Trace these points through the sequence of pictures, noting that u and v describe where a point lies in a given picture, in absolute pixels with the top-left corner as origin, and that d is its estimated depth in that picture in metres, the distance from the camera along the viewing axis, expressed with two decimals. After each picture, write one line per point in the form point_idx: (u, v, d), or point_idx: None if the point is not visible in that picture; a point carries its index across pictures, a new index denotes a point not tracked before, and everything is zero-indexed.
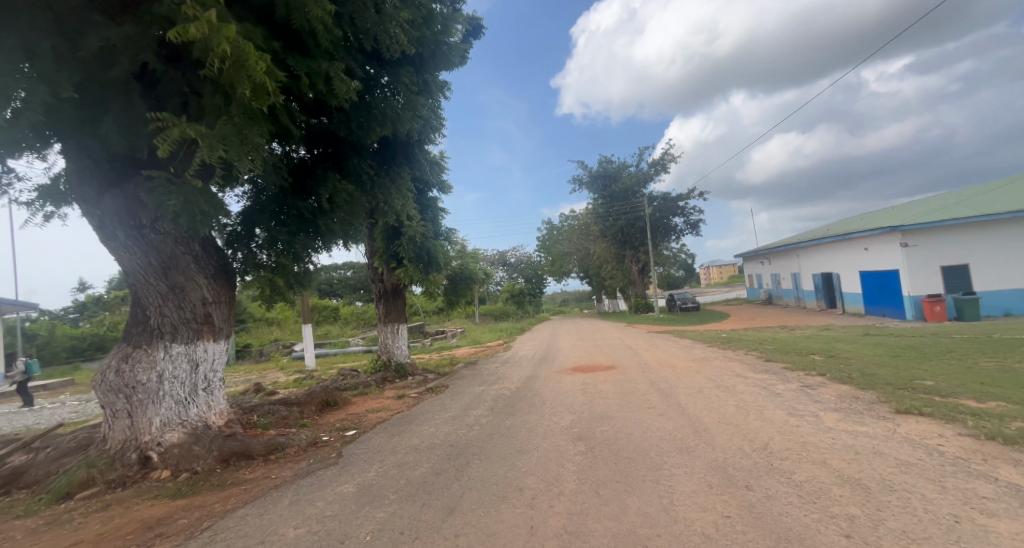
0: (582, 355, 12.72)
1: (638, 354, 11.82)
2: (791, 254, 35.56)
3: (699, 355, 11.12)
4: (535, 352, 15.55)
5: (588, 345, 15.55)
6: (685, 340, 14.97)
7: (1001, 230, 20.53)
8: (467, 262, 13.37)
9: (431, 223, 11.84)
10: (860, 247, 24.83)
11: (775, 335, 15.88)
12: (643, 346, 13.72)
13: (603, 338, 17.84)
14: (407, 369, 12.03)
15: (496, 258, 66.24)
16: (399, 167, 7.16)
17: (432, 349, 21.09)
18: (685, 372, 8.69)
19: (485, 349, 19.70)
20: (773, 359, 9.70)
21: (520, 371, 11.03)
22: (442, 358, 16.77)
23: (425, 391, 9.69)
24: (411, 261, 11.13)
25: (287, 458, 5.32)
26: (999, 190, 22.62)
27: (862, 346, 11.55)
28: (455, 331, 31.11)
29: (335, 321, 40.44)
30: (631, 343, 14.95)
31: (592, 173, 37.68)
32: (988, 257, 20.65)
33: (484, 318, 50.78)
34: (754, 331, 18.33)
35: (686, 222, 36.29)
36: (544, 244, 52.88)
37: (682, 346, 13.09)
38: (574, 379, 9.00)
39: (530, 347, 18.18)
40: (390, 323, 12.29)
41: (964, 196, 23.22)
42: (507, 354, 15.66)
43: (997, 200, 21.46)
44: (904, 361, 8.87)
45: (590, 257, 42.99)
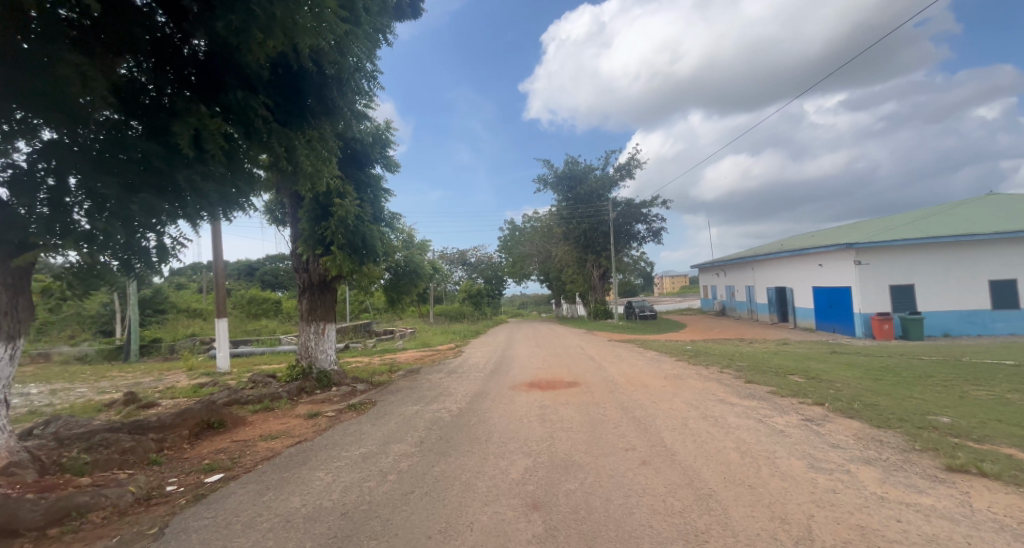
0: (539, 367, 11.29)
1: (603, 369, 10.52)
2: (747, 267, 36.01)
3: (669, 371, 9.97)
4: (487, 360, 13.95)
5: (547, 355, 14.14)
6: (649, 352, 13.87)
7: (946, 253, 20.68)
8: (413, 255, 11.58)
9: (369, 205, 10.08)
10: (815, 263, 24.97)
11: (740, 349, 15.16)
12: (607, 358, 12.48)
13: (563, 346, 16.50)
14: (331, 378, 10.10)
15: (455, 257, 64.19)
16: (317, 120, 5.42)
17: (375, 352, 19.02)
18: (660, 395, 7.38)
19: (433, 354, 17.86)
20: (753, 380, 8.64)
21: (466, 385, 9.37)
22: (382, 363, 14.82)
23: (345, 408, 7.84)
24: (341, 249, 9.21)
25: (80, 534, 3.25)
26: (947, 212, 22.74)
27: (837, 366, 10.79)
28: (405, 332, 29.01)
29: (274, 315, 37.08)
30: (593, 354, 13.68)
31: (557, 173, 36.70)
32: (932, 279, 20.80)
33: (438, 318, 48.68)
34: (717, 344, 17.66)
35: (649, 229, 36.01)
36: (505, 245, 51.56)
37: (648, 360, 11.94)
38: (530, 399, 7.47)
39: (483, 353, 16.56)
40: (315, 322, 10.32)
41: (915, 217, 23.39)
42: (457, 361, 13.97)
43: (946, 222, 21.68)
44: (894, 387, 7.99)
45: (551, 260, 42.01)
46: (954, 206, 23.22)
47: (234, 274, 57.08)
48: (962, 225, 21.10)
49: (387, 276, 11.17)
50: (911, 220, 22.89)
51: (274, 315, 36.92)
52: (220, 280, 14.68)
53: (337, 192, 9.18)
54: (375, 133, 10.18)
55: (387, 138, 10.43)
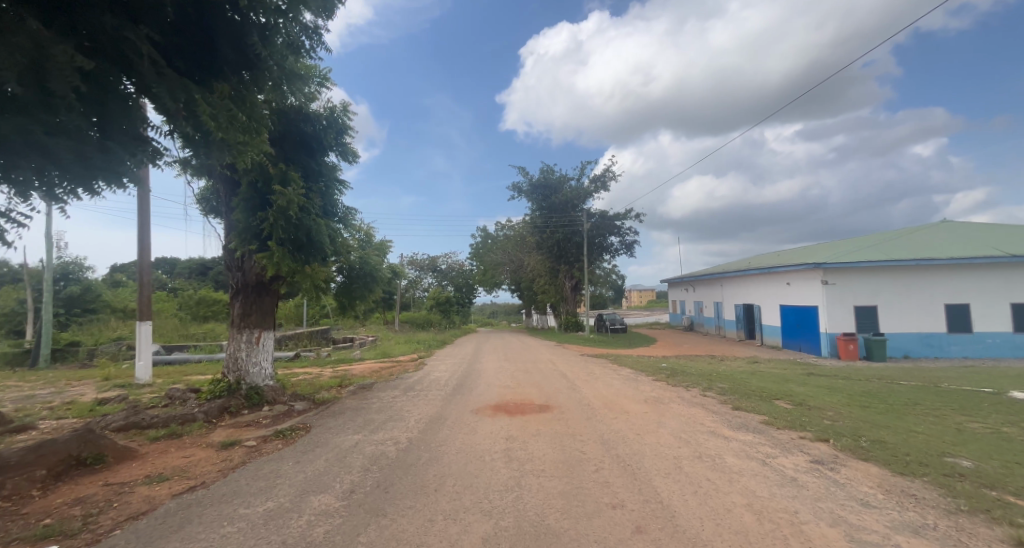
0: (505, 386, 10.19)
1: (577, 389, 9.54)
2: (717, 284, 36.27)
3: (649, 394, 9.08)
4: (449, 375, 12.69)
5: (516, 371, 13.08)
6: (624, 370, 13.02)
7: (908, 275, 20.57)
8: (369, 255, 10.30)
9: (318, 196, 8.85)
10: (783, 281, 25.06)
11: (716, 368, 14.52)
12: (580, 377, 11.52)
13: (533, 361, 15.49)
14: (263, 396, 8.73)
15: (425, 263, 62.53)
16: (233, 73, 4.35)
17: (328, 363, 17.39)
18: (643, 425, 6.42)
19: (394, 366, 16.48)
20: (741, 406, 7.83)
21: (421, 406, 8.17)
22: (333, 378, 13.33)
23: (270, 436, 6.59)
24: (282, 244, 7.92)
25: None
26: (909, 235, 22.89)
27: (820, 390, 10.15)
28: (365, 341, 27.29)
29: (222, 319, 34.50)
30: (565, 371, 12.72)
31: (532, 182, 36.06)
32: (895, 300, 20.65)
33: (403, 326, 46.81)
34: (691, 362, 17.08)
35: (622, 242, 35.78)
36: (477, 253, 50.43)
37: (625, 379, 11.05)
38: (495, 429, 6.39)
39: (447, 366, 15.29)
40: (248, 329, 8.98)
41: (879, 238, 23.30)
42: (416, 376, 12.68)
43: (909, 245, 21.58)
44: (890, 418, 7.33)
45: (523, 270, 41.18)
46: (916, 229, 23.19)
47: (185, 273, 53.32)
48: (923, 248, 21.08)
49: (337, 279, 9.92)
50: (876, 241, 22.97)
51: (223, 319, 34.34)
52: (147, 278, 12.95)
53: (280, 179, 7.94)
54: (329, 115, 8.96)
55: (341, 120, 9.18)
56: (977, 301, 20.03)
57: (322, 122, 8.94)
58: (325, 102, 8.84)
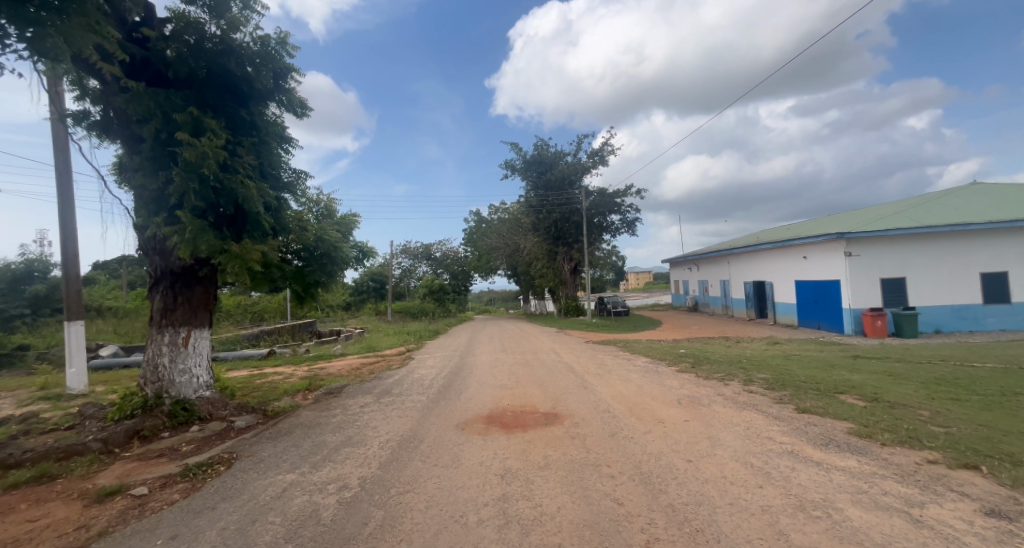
0: (501, 386, 8.42)
1: (590, 389, 7.76)
2: (723, 261, 34.63)
3: (680, 391, 7.28)
4: (434, 373, 10.88)
5: (514, 365, 11.31)
6: (639, 360, 11.29)
7: (939, 243, 18.82)
8: (327, 230, 8.37)
9: (252, 153, 6.84)
10: (798, 255, 23.27)
11: (740, 354, 12.79)
12: (590, 371, 9.74)
13: (534, 352, 13.74)
14: (194, 412, 6.89)
15: (418, 251, 60.74)
16: None
17: (304, 361, 15.62)
18: (692, 445, 4.59)
19: (378, 363, 14.72)
20: (807, 405, 6.01)
21: (392, 420, 6.38)
22: (302, 381, 11.51)
23: (174, 476, 4.72)
24: (197, 215, 5.99)
25: None
26: (936, 200, 21.09)
27: (882, 375, 8.36)
28: (352, 333, 25.59)
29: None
30: (570, 363, 10.98)
31: (526, 159, 33.89)
32: (926, 271, 18.90)
33: (397, 316, 45.15)
34: (708, 346, 15.40)
35: (622, 220, 33.90)
36: (470, 238, 48.55)
37: (644, 373, 9.28)
38: (485, 460, 4.56)
39: (436, 362, 13.50)
40: (173, 327, 7.09)
41: (901, 205, 21.51)
42: (397, 375, 10.88)
43: (937, 210, 19.78)
44: (1008, 416, 5.54)
45: (518, 253, 39.36)
46: (942, 193, 21.39)
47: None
48: (952, 213, 19.32)
49: (293, 265, 7.98)
50: (900, 208, 21.12)
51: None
52: (72, 271, 11.40)
53: (191, 128, 6.00)
54: (261, 47, 6.93)
55: (275, 55, 7.14)
56: (1014, 269, 18.41)
57: (253, 60, 6.94)
58: (255, 31, 6.81)
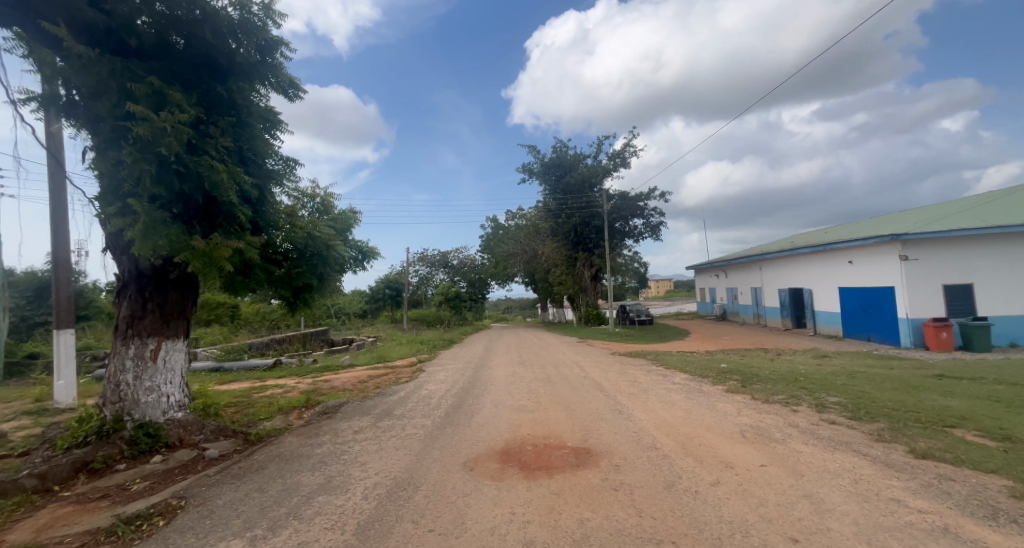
0: (519, 409, 7.22)
1: (626, 415, 6.45)
2: (755, 267, 32.68)
3: (740, 419, 5.90)
4: (445, 389, 9.71)
5: (534, 381, 10.09)
6: (676, 376, 9.89)
7: (1011, 246, 16.89)
8: (320, 225, 7.33)
9: (230, 134, 5.86)
10: (843, 260, 21.56)
11: (792, 369, 11.22)
12: (624, 390, 8.40)
13: (556, 366, 12.45)
14: (161, 436, 5.89)
15: (436, 259, 60.21)
16: None
17: (310, 373, 14.67)
18: (785, 508, 3.27)
19: (387, 376, 13.64)
20: (923, 444, 4.58)
21: (388, 453, 5.23)
22: (301, 397, 10.50)
23: (98, 535, 3.65)
24: (157, 205, 5.02)
25: None
26: (1003, 198, 18.99)
27: (993, 400, 6.79)
28: (364, 342, 24.74)
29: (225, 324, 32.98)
30: (598, 380, 9.65)
31: (544, 162, 32.81)
32: (997, 276, 16.99)
33: (413, 325, 44.42)
34: (750, 360, 13.83)
35: (646, 224, 32.37)
36: (488, 245, 47.63)
37: (687, 393, 7.90)
38: (497, 527, 3.30)
39: (448, 375, 12.35)
40: (140, 338, 6.13)
41: (959, 204, 19.61)
42: (403, 392, 9.76)
43: (1005, 209, 17.78)
44: None
45: (537, 260, 38.14)
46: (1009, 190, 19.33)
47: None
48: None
49: (284, 266, 6.99)
50: (961, 207, 19.12)
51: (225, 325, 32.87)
52: (63, 277, 10.75)
53: (151, 102, 5.06)
54: (240, 14, 5.94)
55: (258, 25, 6.14)
56: None
57: (234, 30, 5.97)
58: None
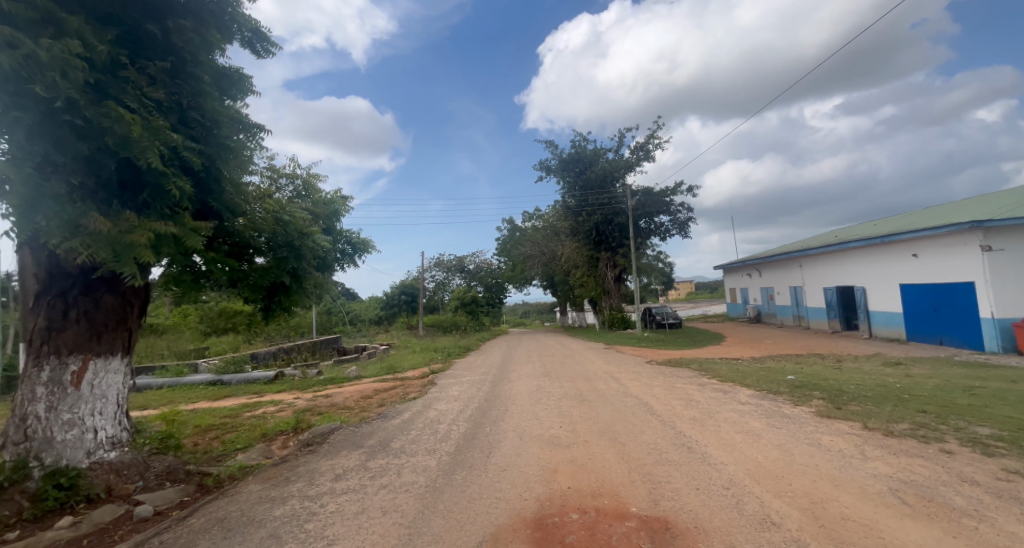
0: (550, 443, 5.53)
1: (700, 455, 4.69)
2: (794, 265, 30.50)
3: (874, 467, 4.11)
4: (457, 410, 8.12)
5: (564, 399, 8.39)
6: (740, 393, 8.08)
7: None
8: (292, 210, 5.83)
9: (164, 87, 4.32)
10: (905, 253, 20.89)
11: (877, 382, 9.40)
12: (680, 415, 6.62)
13: (586, 379, 10.69)
14: (81, 487, 4.39)
15: (452, 263, 59.22)
16: None
17: (312, 386, 13.30)
18: None
19: (394, 390, 12.11)
20: None
21: (376, 523, 3.62)
22: (290, 418, 8.98)
23: None
24: (50, 174, 3.55)
25: None
26: None
27: None
28: (375, 351, 23.43)
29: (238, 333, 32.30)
30: (644, 400, 7.87)
31: (562, 158, 31.11)
32: None
33: (428, 331, 43.23)
34: (813, 370, 12.00)
35: (673, 220, 30.41)
36: (504, 248, 46.20)
37: (767, 420, 6.11)
38: None
39: (462, 390, 10.77)
40: (58, 356, 4.64)
41: None
42: (408, 415, 8.15)
43: None
44: None
45: (556, 261, 36.43)
46: None
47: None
48: None
49: (253, 261, 5.57)
50: None
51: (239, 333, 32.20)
52: None
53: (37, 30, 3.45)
54: None
55: None
56: None
57: None
58: None
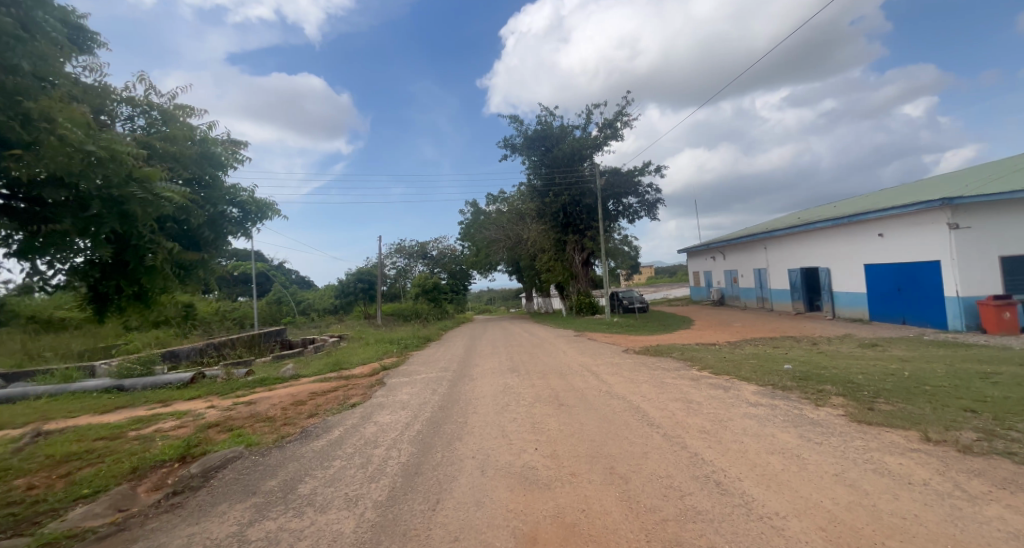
0: (524, 483, 3.95)
1: (744, 501, 3.24)
2: (759, 247, 30.51)
3: (1006, 520, 2.80)
4: (404, 424, 6.41)
5: (539, 405, 6.82)
6: (743, 391, 6.85)
7: None
8: (117, 141, 3.24)
9: None
10: (871, 233, 20.87)
11: (877, 370, 8.59)
12: (685, 426, 5.22)
13: (562, 375, 9.19)
14: None
15: (414, 249, 56.60)
16: None
17: (235, 390, 11.12)
18: None
19: (334, 394, 10.14)
20: None
21: None
22: (185, 438, 6.84)
23: None
24: None
25: None
26: None
27: None
28: (324, 345, 21.16)
29: (170, 327, 28.98)
30: (636, 405, 6.45)
31: (528, 135, 29.30)
32: None
33: (387, 320, 40.91)
34: (800, 357, 11.20)
35: (641, 201, 29.53)
36: (467, 232, 44.23)
37: (796, 430, 4.82)
38: None
39: (414, 393, 9.04)
40: None
41: (993, 169, 18.82)
42: (340, 433, 6.30)
43: None
44: None
45: (521, 245, 34.94)
46: None
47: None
48: None
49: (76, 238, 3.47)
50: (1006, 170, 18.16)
51: (170, 327, 28.81)
52: None
53: None
54: None
55: None
56: None
57: None
58: None
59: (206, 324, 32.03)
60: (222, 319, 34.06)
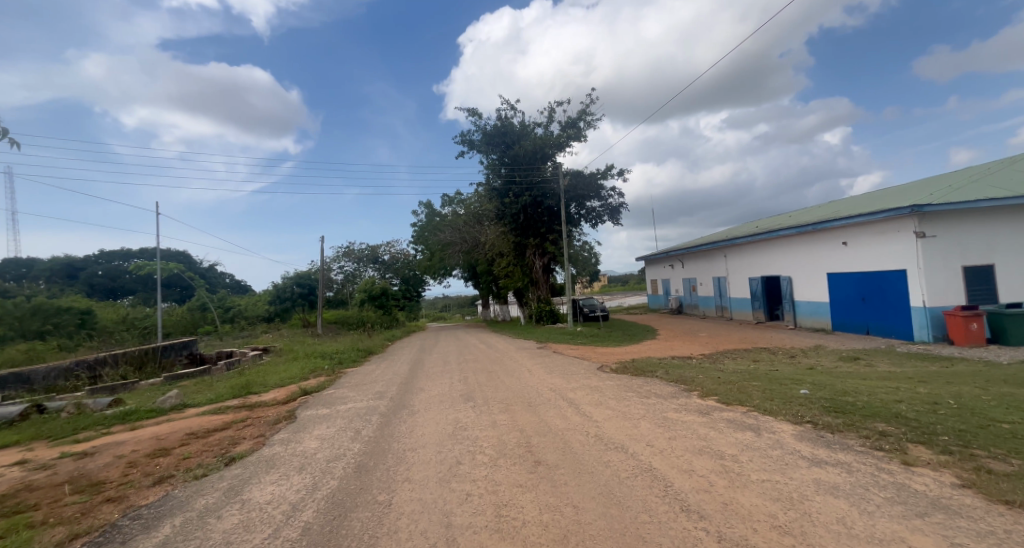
0: None
1: None
2: (719, 255, 30.15)
3: None
4: (286, 510, 3.93)
5: (504, 467, 4.58)
6: (782, 436, 5.01)
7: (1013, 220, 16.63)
8: None
9: None
10: (835, 241, 20.51)
11: (903, 395, 7.17)
12: (750, 521, 3.18)
13: (530, 408, 7.01)
14: None
15: (363, 253, 52.72)
16: None
17: (76, 431, 7.97)
18: None
19: (219, 435, 7.37)
20: None
21: None
22: None
23: None
24: None
25: None
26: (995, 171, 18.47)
27: None
28: (241, 360, 17.73)
29: (56, 338, 24.18)
30: (648, 467, 4.35)
31: (486, 130, 27.26)
32: (1008, 255, 16.68)
33: (329, 329, 37.08)
34: (797, 375, 9.77)
35: (604, 205, 28.26)
36: (420, 235, 41.38)
37: (932, 528, 2.93)
38: None
39: (328, 436, 6.54)
40: None
41: (948, 180, 18.96)
42: (171, 531, 3.72)
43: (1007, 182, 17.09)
44: None
45: (478, 249, 32.69)
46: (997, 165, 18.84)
47: (42, 276, 41.11)
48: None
49: None
50: (962, 180, 18.28)
51: (56, 338, 24.07)
52: None
53: None
54: None
55: None
56: None
57: None
58: None
59: (107, 335, 27.25)
60: (126, 329, 29.12)
